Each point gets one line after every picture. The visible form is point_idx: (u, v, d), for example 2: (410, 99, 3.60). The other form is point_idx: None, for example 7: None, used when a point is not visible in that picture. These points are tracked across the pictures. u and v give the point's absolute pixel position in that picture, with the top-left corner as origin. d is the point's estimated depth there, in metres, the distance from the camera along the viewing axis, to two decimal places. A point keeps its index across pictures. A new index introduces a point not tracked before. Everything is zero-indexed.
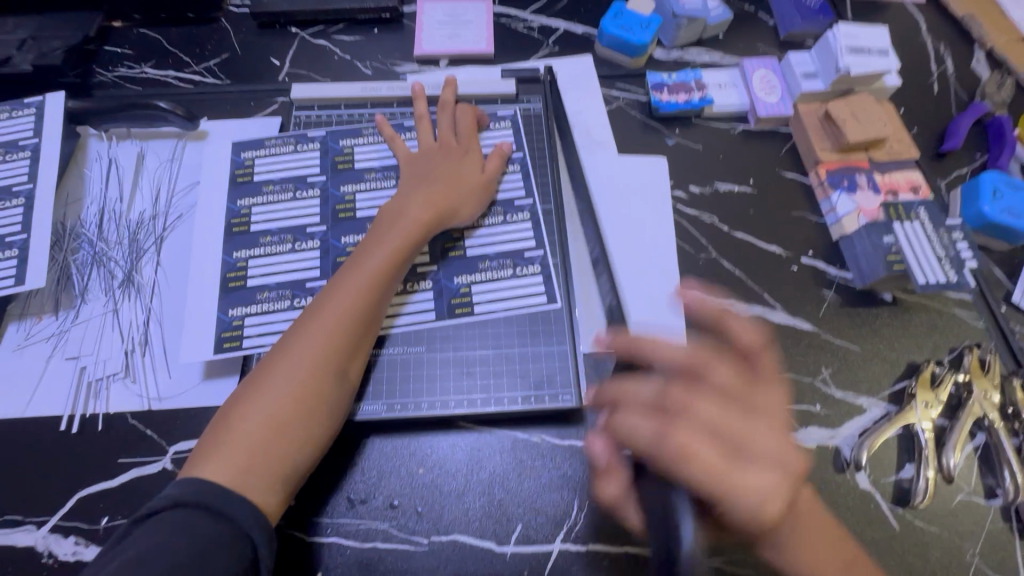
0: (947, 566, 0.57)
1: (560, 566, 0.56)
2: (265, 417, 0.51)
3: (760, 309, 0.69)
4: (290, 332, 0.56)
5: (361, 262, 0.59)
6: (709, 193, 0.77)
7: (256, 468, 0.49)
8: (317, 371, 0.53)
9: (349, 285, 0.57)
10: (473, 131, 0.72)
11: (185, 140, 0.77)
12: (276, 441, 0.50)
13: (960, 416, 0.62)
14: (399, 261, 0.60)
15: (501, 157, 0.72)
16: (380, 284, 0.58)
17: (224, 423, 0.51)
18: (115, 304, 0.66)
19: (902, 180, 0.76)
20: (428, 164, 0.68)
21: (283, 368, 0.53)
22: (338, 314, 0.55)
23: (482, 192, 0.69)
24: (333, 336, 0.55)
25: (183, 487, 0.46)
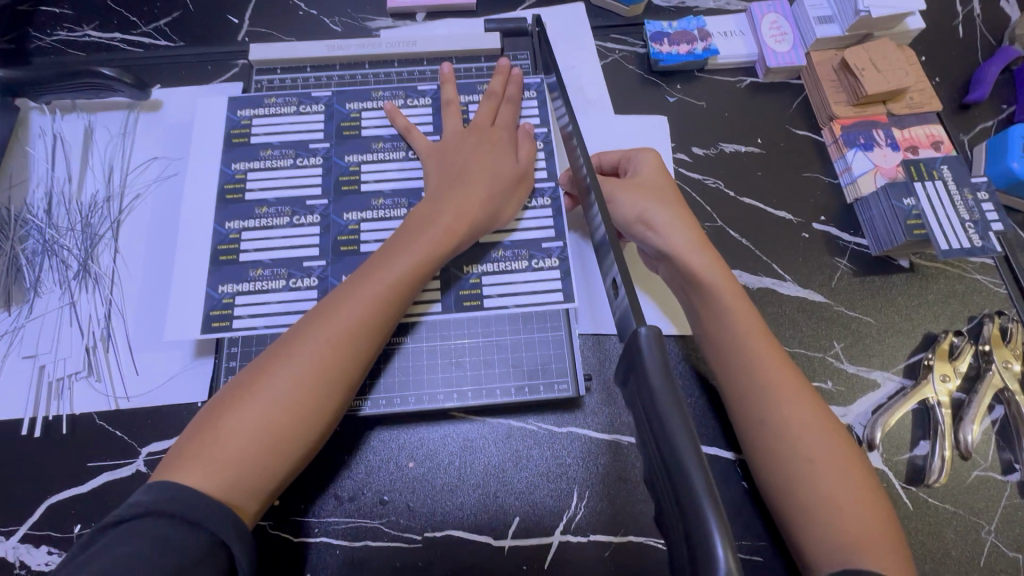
0: (962, 544, 0.55)
1: (560, 557, 0.54)
2: (255, 426, 0.45)
3: (770, 282, 0.65)
4: (289, 334, 0.50)
5: (377, 271, 0.53)
6: (714, 155, 0.71)
7: (235, 478, 0.44)
8: (319, 386, 0.47)
9: (362, 294, 0.51)
10: (512, 118, 0.64)
11: (138, 111, 0.70)
12: (260, 453, 0.45)
13: (979, 388, 0.59)
14: (421, 272, 0.54)
15: (530, 141, 0.63)
16: (396, 298, 0.52)
17: (209, 424, 0.46)
18: (72, 297, 0.61)
19: (923, 135, 0.70)
20: (457, 152, 0.61)
21: (282, 374, 0.47)
22: (347, 326, 0.49)
23: (519, 188, 0.61)
24: (340, 351, 0.49)
25: (147, 493, 0.41)
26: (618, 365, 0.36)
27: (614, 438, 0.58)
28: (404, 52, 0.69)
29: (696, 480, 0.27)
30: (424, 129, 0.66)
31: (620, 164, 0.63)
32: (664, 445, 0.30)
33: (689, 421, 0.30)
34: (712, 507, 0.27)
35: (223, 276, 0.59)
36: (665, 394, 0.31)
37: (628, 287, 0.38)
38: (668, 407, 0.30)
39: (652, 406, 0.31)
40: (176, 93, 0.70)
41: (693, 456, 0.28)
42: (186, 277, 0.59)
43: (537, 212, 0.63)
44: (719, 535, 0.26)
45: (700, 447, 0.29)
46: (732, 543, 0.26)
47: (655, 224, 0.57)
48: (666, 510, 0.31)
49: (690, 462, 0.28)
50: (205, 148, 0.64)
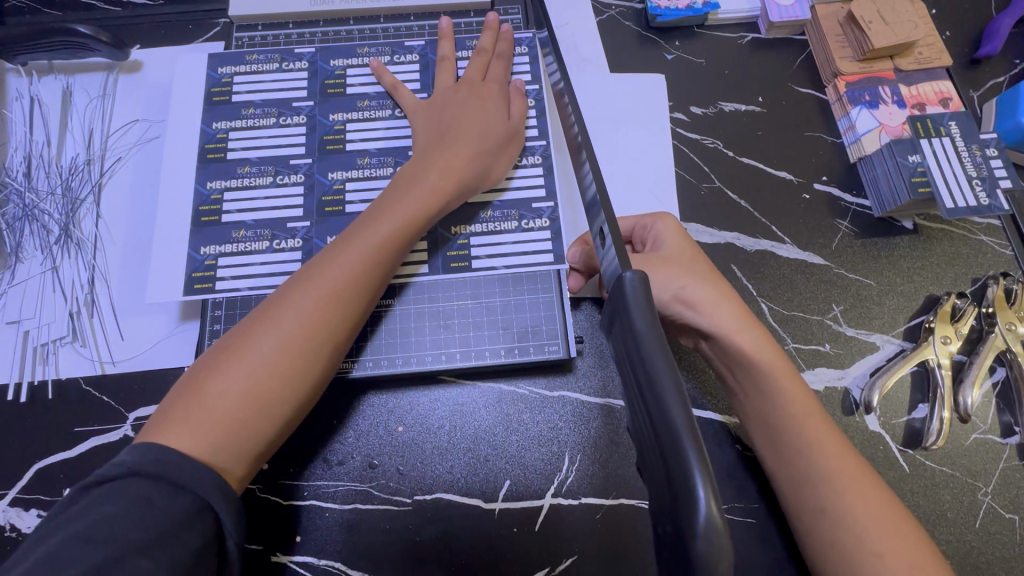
0: (958, 506, 0.54)
1: (551, 520, 0.53)
2: (243, 387, 0.43)
3: (767, 243, 0.63)
4: (274, 295, 0.47)
5: (365, 231, 0.50)
6: (712, 114, 0.68)
7: (225, 439, 0.42)
8: (309, 347, 0.45)
9: (350, 254, 0.49)
10: (503, 73, 0.62)
11: (117, 72, 0.67)
12: (248, 415, 0.43)
13: (981, 350, 0.58)
14: (409, 232, 0.51)
15: (522, 97, 0.61)
16: (384, 259, 0.50)
17: (193, 387, 0.43)
18: (54, 263, 0.60)
19: (931, 92, 0.67)
20: (446, 108, 0.59)
21: (269, 334, 0.45)
22: (336, 286, 0.47)
23: (510, 146, 0.59)
24: (329, 311, 0.47)
25: (132, 452, 0.39)
26: (602, 315, 0.35)
27: (606, 402, 0.57)
28: (390, 7, 0.67)
29: (681, 428, 0.26)
30: (412, 86, 0.63)
31: (635, 233, 0.56)
32: (648, 393, 0.28)
33: (676, 370, 0.28)
34: (698, 456, 0.25)
35: (205, 238, 0.57)
36: (650, 340, 0.30)
37: (618, 242, 0.37)
38: (653, 353, 0.29)
39: (637, 351, 0.30)
40: (156, 53, 0.68)
41: (675, 397, 0.27)
42: (169, 241, 0.57)
43: (530, 173, 0.61)
44: (701, 475, 0.25)
45: (688, 401, 0.27)
46: (717, 493, 0.24)
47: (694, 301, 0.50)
48: (649, 462, 0.30)
49: (675, 412, 0.27)
50: (185, 108, 0.62)
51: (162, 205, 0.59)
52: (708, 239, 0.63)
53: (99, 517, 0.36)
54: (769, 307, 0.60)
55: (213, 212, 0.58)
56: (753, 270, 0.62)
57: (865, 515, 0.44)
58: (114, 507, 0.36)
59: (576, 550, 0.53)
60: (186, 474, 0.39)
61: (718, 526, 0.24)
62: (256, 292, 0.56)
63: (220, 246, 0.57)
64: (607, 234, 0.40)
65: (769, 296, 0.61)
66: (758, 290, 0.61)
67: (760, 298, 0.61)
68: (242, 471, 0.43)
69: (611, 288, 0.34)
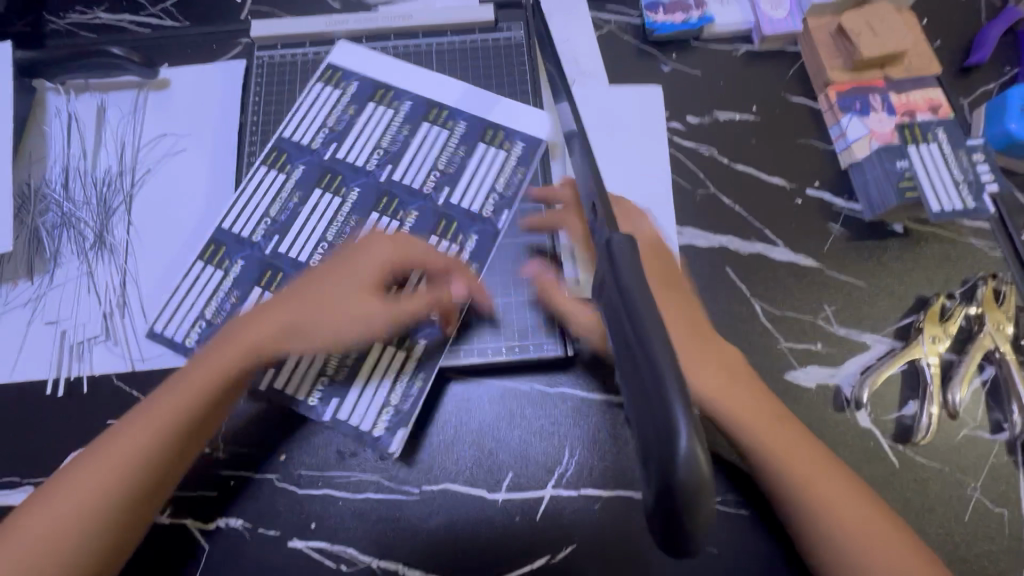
0: (946, 500, 0.56)
1: (552, 510, 0.56)
2: (52, 519, 0.48)
3: (761, 246, 0.65)
4: (109, 433, 0.52)
5: (195, 364, 0.54)
6: (708, 123, 0.71)
7: (22, 561, 0.46)
8: (104, 495, 0.49)
9: (169, 400, 0.52)
10: (391, 188, 0.60)
11: (146, 89, 0.72)
12: (93, 548, 0.48)
13: (969, 349, 0.59)
14: (235, 369, 0.54)
15: (406, 240, 0.58)
16: (213, 394, 0.53)
17: (30, 515, 0.49)
18: (89, 266, 0.65)
19: (921, 99, 0.69)
20: (322, 244, 0.59)
21: (78, 478, 0.49)
22: (146, 430, 0.51)
23: (368, 295, 0.56)
24: (139, 450, 0.50)
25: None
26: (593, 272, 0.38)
27: (607, 398, 0.60)
28: (399, 26, 0.72)
29: (672, 395, 0.28)
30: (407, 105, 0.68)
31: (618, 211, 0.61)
32: (641, 358, 0.30)
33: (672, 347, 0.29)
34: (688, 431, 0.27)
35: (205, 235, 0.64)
36: (641, 299, 0.31)
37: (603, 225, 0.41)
38: (649, 323, 0.30)
39: (633, 320, 0.31)
40: (181, 72, 0.73)
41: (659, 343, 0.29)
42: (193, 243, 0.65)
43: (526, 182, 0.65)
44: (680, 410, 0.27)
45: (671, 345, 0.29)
46: (702, 457, 0.27)
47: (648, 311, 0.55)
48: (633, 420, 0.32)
49: (671, 385, 0.28)
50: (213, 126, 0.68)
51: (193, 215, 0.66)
52: (703, 243, 0.65)
53: None
54: (762, 307, 0.63)
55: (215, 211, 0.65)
56: (747, 273, 0.64)
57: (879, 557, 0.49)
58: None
59: (575, 539, 0.55)
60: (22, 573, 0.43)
61: (703, 483, 0.27)
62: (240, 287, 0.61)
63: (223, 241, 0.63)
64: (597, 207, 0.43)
65: (762, 297, 0.63)
66: (751, 292, 0.63)
67: (753, 298, 0.63)
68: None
69: (601, 246, 0.36)
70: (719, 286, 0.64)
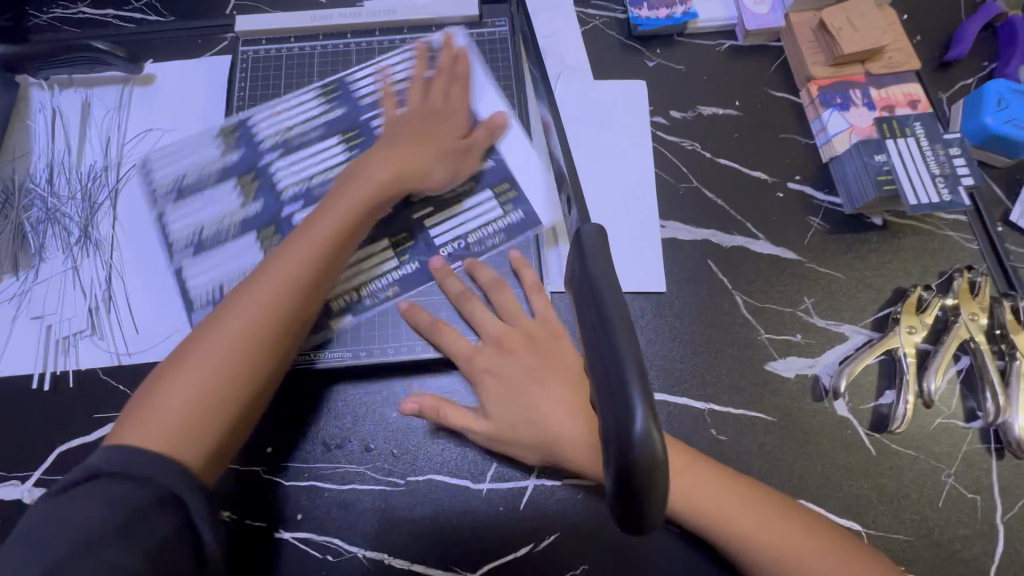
0: (920, 487, 0.57)
1: (535, 499, 0.57)
2: (184, 397, 0.47)
3: (742, 240, 0.66)
4: (226, 300, 0.51)
5: (308, 228, 0.55)
6: (691, 118, 0.72)
7: (197, 422, 0.46)
8: (248, 346, 0.49)
9: (292, 258, 0.53)
10: (463, 98, 0.67)
11: (132, 84, 0.72)
12: (220, 426, 0.47)
13: (945, 339, 0.61)
14: (354, 221, 0.56)
15: (490, 133, 0.66)
16: (332, 251, 0.55)
17: (146, 400, 0.47)
18: (75, 261, 0.65)
19: (900, 94, 0.70)
20: (405, 128, 0.63)
21: (211, 341, 0.49)
22: (274, 284, 0.51)
23: (455, 161, 0.64)
24: (269, 304, 0.51)
25: (105, 455, 0.42)
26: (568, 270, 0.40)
27: None
28: (384, 21, 0.73)
29: (632, 381, 0.29)
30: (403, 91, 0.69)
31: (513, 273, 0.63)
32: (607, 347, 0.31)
33: (634, 339, 0.31)
34: (645, 417, 0.29)
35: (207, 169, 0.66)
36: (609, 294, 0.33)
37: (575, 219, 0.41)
38: (616, 315, 0.32)
39: (600, 312, 0.33)
40: (167, 66, 0.73)
41: (620, 332, 0.31)
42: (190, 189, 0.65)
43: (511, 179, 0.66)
44: (638, 397, 0.29)
45: (633, 335, 0.31)
46: (658, 440, 0.28)
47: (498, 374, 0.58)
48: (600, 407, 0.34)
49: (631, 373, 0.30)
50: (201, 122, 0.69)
51: (190, 159, 0.67)
52: (686, 236, 0.66)
53: None
54: (743, 299, 0.64)
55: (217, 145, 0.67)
56: (728, 265, 0.65)
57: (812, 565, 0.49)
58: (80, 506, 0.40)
59: (557, 527, 0.56)
60: (148, 460, 0.42)
61: (658, 465, 0.29)
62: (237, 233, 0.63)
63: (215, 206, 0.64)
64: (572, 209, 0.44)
65: (743, 289, 0.64)
66: (733, 284, 0.64)
67: (735, 291, 0.64)
68: (209, 459, 0.46)
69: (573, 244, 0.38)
70: (700, 278, 0.65)
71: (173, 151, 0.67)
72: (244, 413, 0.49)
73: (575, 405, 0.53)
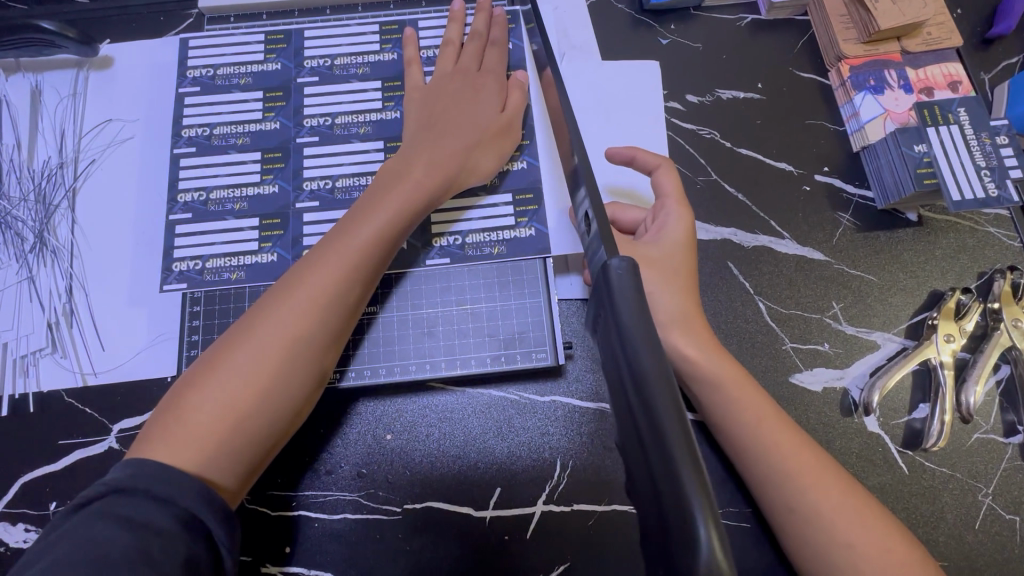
0: (956, 508, 0.53)
1: (542, 527, 0.53)
2: (217, 406, 0.40)
3: (766, 240, 0.61)
4: (262, 300, 0.44)
5: (350, 228, 0.47)
6: (710, 103, 0.65)
7: (220, 449, 0.40)
8: (280, 369, 0.42)
9: (334, 259, 0.45)
10: (500, 62, 0.60)
11: (87, 69, 0.65)
12: (255, 444, 0.41)
13: (986, 348, 0.56)
14: (398, 224, 0.48)
15: (522, 89, 0.59)
16: (374, 259, 0.47)
17: (176, 403, 0.41)
18: (31, 272, 0.59)
19: (940, 75, 0.63)
20: (441, 94, 0.56)
21: (240, 356, 0.42)
22: (312, 294, 0.44)
23: (497, 143, 0.56)
24: (304, 320, 0.43)
25: (125, 469, 0.37)
26: (587, 299, 0.35)
27: (600, 406, 0.56)
28: None
29: (672, 437, 0.25)
30: (427, 66, 0.63)
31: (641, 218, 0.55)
32: (639, 401, 0.28)
33: (671, 377, 0.27)
34: (695, 482, 0.24)
35: (227, 101, 0.62)
36: (641, 341, 0.29)
37: (602, 228, 0.37)
38: (649, 364, 0.28)
39: (630, 353, 0.29)
40: (126, 49, 0.65)
41: (651, 362, 0.28)
42: (203, 117, 0.61)
43: (521, 161, 0.59)
44: (683, 453, 0.25)
45: (668, 370, 0.28)
46: (713, 513, 0.23)
47: (670, 310, 0.49)
48: (636, 475, 0.29)
49: (672, 429, 0.25)
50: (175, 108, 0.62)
51: (193, 116, 0.62)
52: (704, 235, 0.60)
53: (54, 558, 0.33)
54: (766, 305, 0.59)
55: (244, 73, 0.63)
56: (750, 267, 0.60)
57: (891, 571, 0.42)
58: (102, 525, 0.34)
59: (567, 557, 0.52)
60: (172, 483, 0.37)
61: (720, 557, 0.23)
62: (236, 178, 0.59)
63: (221, 147, 0.60)
64: (591, 217, 0.39)
65: (765, 294, 0.59)
66: (754, 288, 0.59)
67: (757, 296, 0.59)
68: (238, 484, 0.41)
69: (596, 275, 0.34)
70: (720, 283, 0.59)
71: (197, 73, 0.63)
72: (283, 431, 0.43)
73: (696, 330, 0.49)
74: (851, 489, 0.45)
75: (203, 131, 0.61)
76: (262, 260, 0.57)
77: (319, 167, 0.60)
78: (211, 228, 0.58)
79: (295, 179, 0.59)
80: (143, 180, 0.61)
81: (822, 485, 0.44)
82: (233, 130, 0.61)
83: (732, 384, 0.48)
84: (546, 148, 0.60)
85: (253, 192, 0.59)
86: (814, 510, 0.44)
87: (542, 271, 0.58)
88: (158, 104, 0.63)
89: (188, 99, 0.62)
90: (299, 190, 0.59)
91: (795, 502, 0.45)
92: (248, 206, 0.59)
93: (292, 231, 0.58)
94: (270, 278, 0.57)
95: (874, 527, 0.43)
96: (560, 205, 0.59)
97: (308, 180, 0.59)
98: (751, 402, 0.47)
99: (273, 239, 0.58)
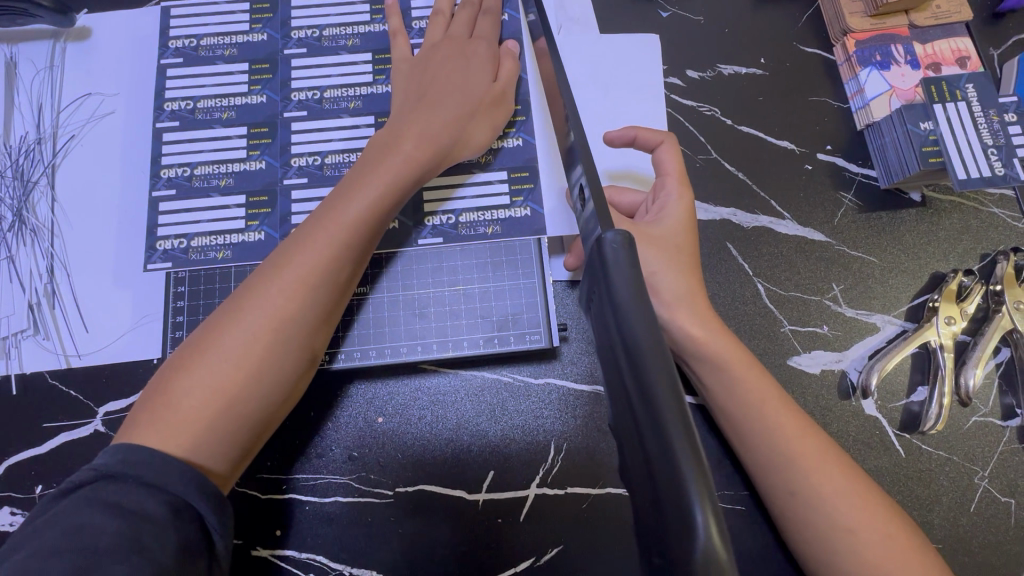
0: (952, 491, 0.53)
1: (536, 510, 0.52)
2: (206, 390, 0.39)
3: (767, 220, 0.59)
4: (249, 281, 0.43)
5: (339, 205, 0.45)
6: (710, 78, 0.63)
7: (210, 433, 0.38)
8: (270, 350, 0.41)
9: (322, 238, 0.44)
10: (492, 31, 0.58)
11: (64, 40, 0.62)
12: (247, 427, 0.40)
13: (986, 330, 0.55)
14: (389, 200, 0.47)
15: (514, 59, 0.57)
16: (364, 238, 0.45)
17: (163, 388, 0.39)
18: (10, 251, 0.57)
19: (948, 50, 0.61)
20: (431, 64, 0.54)
21: (228, 338, 0.40)
22: (301, 274, 0.42)
23: (491, 116, 0.54)
24: (293, 301, 0.42)
25: (113, 454, 0.36)
26: (582, 277, 0.34)
27: (594, 388, 0.55)
28: None
29: (670, 420, 0.24)
30: (416, 38, 0.60)
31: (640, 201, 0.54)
32: (635, 383, 0.26)
33: (667, 355, 0.26)
34: (694, 466, 0.23)
35: (211, 73, 0.60)
36: (638, 319, 0.28)
37: (599, 202, 0.35)
38: (644, 340, 0.27)
39: (625, 332, 0.28)
40: (103, 18, 0.62)
41: (648, 340, 0.27)
42: (186, 90, 0.59)
43: (516, 137, 0.58)
44: (678, 433, 0.24)
45: (663, 346, 0.27)
46: (710, 494, 0.22)
47: (670, 290, 0.48)
48: (633, 457, 0.28)
49: (669, 410, 0.24)
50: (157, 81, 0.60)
51: (175, 89, 0.59)
52: (702, 215, 0.59)
53: (37, 546, 0.32)
54: (765, 287, 0.57)
55: (228, 43, 0.60)
56: (749, 248, 0.58)
57: (888, 557, 0.41)
58: (88, 510, 0.33)
59: (561, 540, 0.52)
60: (159, 468, 0.36)
61: (716, 539, 0.22)
62: (221, 154, 0.57)
63: (205, 122, 0.58)
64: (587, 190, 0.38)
65: (765, 276, 0.58)
66: (753, 269, 0.58)
67: (756, 277, 0.58)
68: (230, 467, 0.40)
69: (591, 252, 0.32)
70: (719, 264, 0.58)
71: (179, 45, 0.60)
72: (275, 414, 0.42)
73: (699, 310, 0.48)
74: (852, 473, 0.44)
75: (186, 104, 0.59)
76: (249, 238, 0.56)
77: (311, 142, 0.58)
78: (198, 206, 0.56)
79: (282, 155, 0.57)
80: (125, 156, 0.59)
81: (824, 470, 0.44)
82: (218, 104, 0.59)
83: (736, 368, 0.46)
84: (541, 125, 0.58)
85: (240, 169, 0.57)
86: (814, 494, 0.43)
87: (538, 255, 0.56)
88: (138, 76, 0.61)
89: (171, 72, 0.60)
90: (287, 166, 0.57)
91: (794, 486, 0.44)
92: (234, 182, 0.57)
93: (280, 210, 0.56)
94: (258, 258, 0.55)
95: (876, 513, 0.43)
96: (555, 184, 0.57)
97: (297, 156, 0.57)
98: (751, 385, 0.46)
99: (261, 218, 0.56)
